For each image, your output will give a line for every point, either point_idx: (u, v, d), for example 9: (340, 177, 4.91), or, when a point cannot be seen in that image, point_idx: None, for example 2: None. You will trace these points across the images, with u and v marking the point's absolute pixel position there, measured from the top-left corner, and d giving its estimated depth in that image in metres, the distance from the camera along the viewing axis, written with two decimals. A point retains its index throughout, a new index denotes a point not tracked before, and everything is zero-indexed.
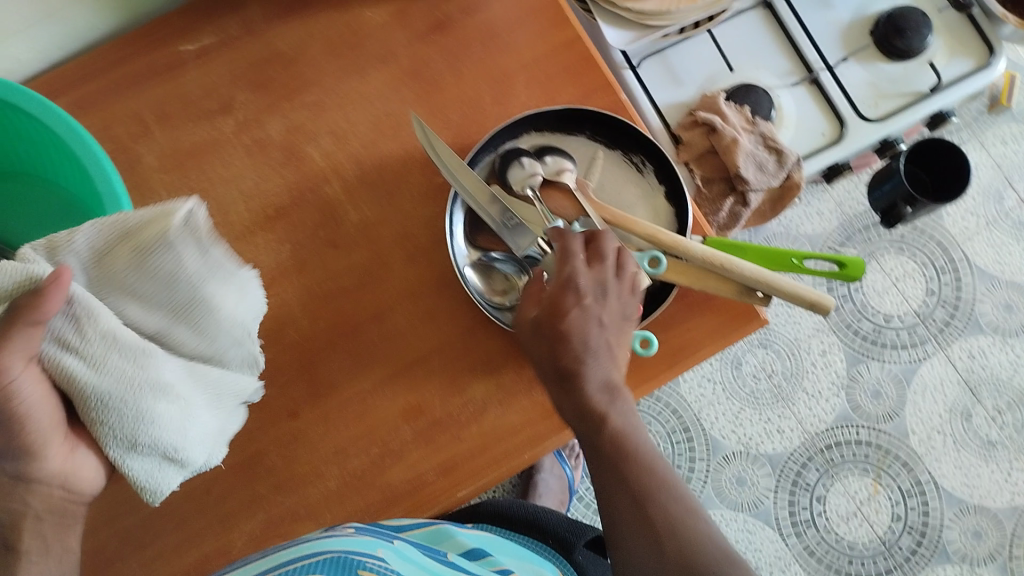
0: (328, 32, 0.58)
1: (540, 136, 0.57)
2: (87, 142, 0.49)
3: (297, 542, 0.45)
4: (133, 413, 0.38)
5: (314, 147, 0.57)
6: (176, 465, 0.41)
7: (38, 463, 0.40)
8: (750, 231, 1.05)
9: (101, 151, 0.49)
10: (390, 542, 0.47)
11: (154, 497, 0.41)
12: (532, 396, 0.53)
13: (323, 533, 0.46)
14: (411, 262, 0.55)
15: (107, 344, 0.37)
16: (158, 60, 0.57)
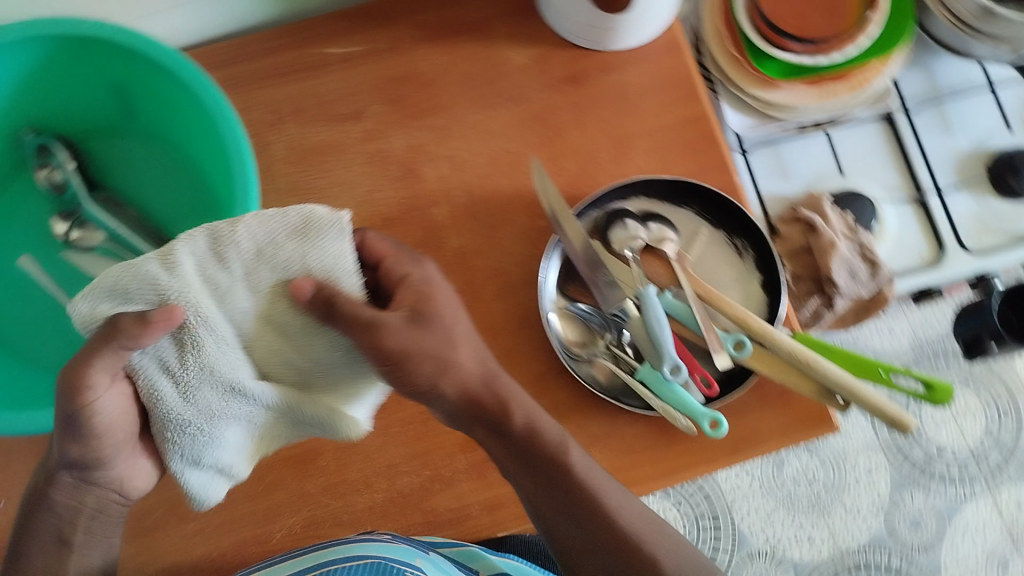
0: (468, 64, 0.60)
1: (648, 201, 0.57)
2: (213, 92, 0.48)
3: (340, 543, 0.50)
4: (204, 437, 0.42)
5: (430, 169, 0.58)
6: (228, 479, 0.45)
7: (109, 467, 0.45)
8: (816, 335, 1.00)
9: (227, 105, 0.49)
10: (425, 553, 0.50)
11: (200, 506, 0.45)
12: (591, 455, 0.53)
13: (365, 535, 0.50)
14: (499, 297, 0.56)
15: (198, 376, 0.41)
16: (304, 58, 0.59)
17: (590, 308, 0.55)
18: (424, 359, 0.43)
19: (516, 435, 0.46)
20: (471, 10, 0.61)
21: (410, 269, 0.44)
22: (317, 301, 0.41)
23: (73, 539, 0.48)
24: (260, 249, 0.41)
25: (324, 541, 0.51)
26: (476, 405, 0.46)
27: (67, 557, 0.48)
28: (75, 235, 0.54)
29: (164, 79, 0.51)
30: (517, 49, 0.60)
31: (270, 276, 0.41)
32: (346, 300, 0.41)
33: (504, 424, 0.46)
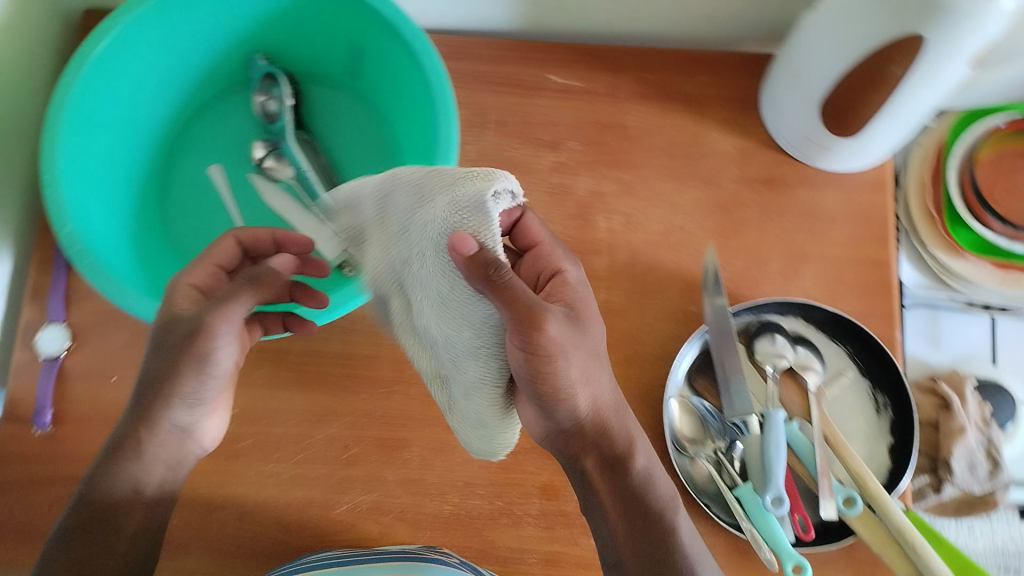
0: (675, 134, 0.60)
1: (804, 326, 0.56)
2: (443, 79, 0.50)
3: (408, 560, 0.49)
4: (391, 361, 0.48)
5: (603, 219, 0.59)
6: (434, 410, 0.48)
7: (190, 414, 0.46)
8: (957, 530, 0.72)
9: (451, 93, 0.50)
10: None
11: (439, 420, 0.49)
12: None
13: (432, 557, 0.49)
14: (625, 362, 0.55)
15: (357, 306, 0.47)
16: (526, 76, 0.61)
17: (711, 409, 0.53)
18: (573, 366, 0.40)
19: (632, 480, 0.44)
20: (694, 84, 0.61)
21: (562, 265, 0.45)
22: (476, 263, 0.36)
23: (146, 488, 0.45)
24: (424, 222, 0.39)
25: (393, 549, 0.51)
26: (602, 439, 0.43)
27: (131, 509, 0.44)
28: (267, 162, 0.57)
29: (402, 54, 0.53)
30: (725, 135, 0.60)
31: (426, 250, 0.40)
32: (504, 273, 0.36)
33: (613, 472, 0.44)
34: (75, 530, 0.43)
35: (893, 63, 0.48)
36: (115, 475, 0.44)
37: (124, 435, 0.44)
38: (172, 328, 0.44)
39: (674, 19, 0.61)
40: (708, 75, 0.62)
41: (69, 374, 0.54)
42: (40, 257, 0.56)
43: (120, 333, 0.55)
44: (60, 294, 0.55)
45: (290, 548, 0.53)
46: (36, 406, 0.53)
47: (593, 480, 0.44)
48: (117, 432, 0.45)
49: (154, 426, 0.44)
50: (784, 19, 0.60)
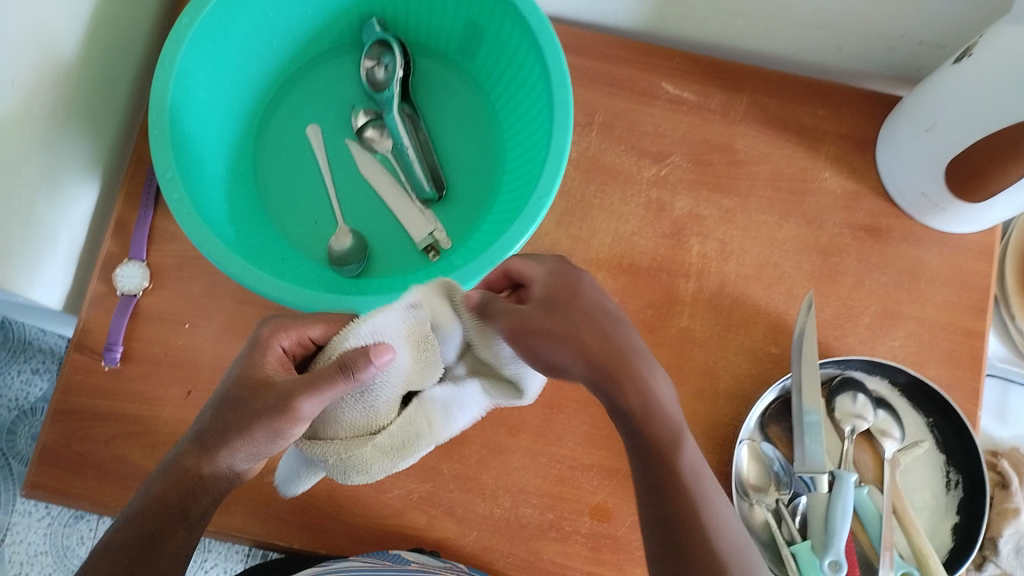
0: (784, 166, 0.58)
1: (887, 389, 0.54)
2: (565, 80, 0.48)
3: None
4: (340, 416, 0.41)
5: (697, 243, 0.57)
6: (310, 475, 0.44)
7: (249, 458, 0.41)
8: None
9: (572, 95, 0.48)
10: None
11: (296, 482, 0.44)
12: None
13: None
14: (696, 395, 0.54)
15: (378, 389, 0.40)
16: (639, 82, 0.59)
17: (782, 459, 0.52)
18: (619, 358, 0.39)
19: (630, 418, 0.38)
20: (811, 116, 0.58)
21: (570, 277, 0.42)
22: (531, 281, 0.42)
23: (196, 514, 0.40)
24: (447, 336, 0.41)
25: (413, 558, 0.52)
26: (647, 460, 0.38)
27: (176, 528, 0.40)
28: (368, 132, 0.56)
29: (523, 43, 0.51)
30: (837, 175, 0.58)
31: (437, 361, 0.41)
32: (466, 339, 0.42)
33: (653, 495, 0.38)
34: (123, 543, 0.39)
35: None
36: (192, 469, 0.40)
37: (189, 448, 0.41)
38: (258, 396, 0.40)
39: (804, 46, 0.57)
40: (828, 109, 0.59)
41: (141, 314, 0.54)
42: (128, 192, 0.56)
43: (196, 280, 0.55)
44: (143, 232, 0.55)
45: (341, 531, 0.52)
46: (107, 341, 0.53)
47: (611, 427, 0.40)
48: (174, 453, 0.41)
49: (241, 449, 0.40)
50: (918, 64, 0.56)
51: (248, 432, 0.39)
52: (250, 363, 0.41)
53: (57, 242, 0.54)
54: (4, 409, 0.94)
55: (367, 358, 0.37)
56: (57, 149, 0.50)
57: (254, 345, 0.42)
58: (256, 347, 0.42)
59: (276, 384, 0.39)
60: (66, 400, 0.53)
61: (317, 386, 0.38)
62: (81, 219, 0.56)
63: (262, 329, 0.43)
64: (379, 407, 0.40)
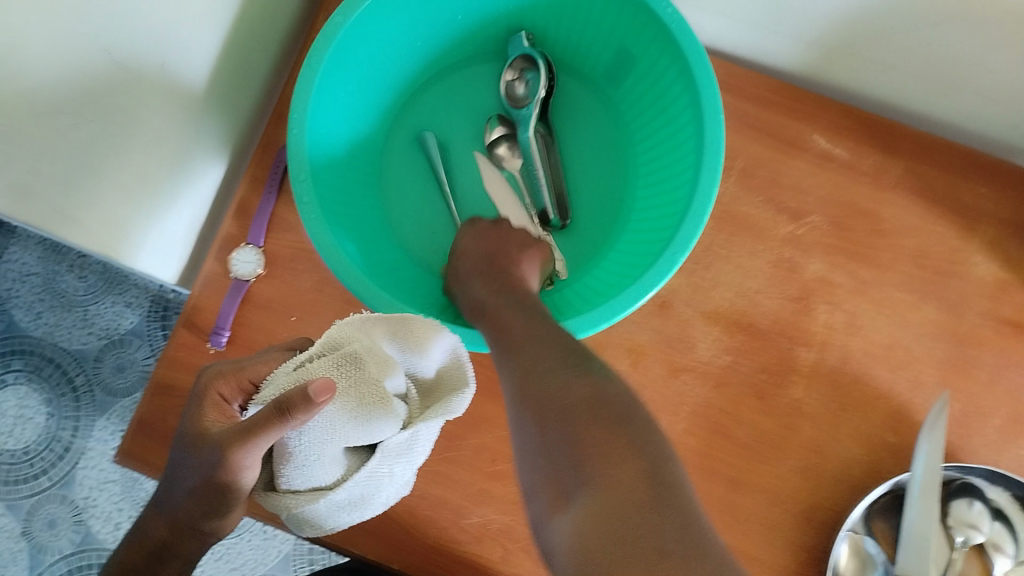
0: (933, 243, 0.54)
1: (1011, 501, 0.49)
2: (719, 127, 0.45)
3: None
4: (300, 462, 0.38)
5: (824, 310, 0.53)
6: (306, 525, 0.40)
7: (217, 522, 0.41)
8: None
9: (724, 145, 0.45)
10: None
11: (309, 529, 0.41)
12: None
13: None
14: (799, 473, 0.51)
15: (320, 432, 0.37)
16: (788, 130, 0.55)
17: (886, 563, 0.48)
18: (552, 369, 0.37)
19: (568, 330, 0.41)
20: (971, 193, 0.54)
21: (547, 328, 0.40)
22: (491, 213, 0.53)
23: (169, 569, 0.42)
24: (387, 361, 0.39)
25: None
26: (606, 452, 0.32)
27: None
28: (500, 149, 0.54)
29: (677, 81, 0.48)
30: (990, 261, 0.53)
31: (381, 399, 0.37)
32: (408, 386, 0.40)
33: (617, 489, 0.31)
34: None
35: None
36: (158, 538, 0.42)
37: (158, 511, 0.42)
38: (196, 453, 0.38)
39: (977, 116, 0.53)
40: (991, 188, 0.54)
41: (251, 301, 0.54)
42: (254, 175, 0.55)
43: (307, 275, 0.54)
44: (263, 219, 0.54)
45: (415, 546, 0.52)
46: (216, 324, 0.53)
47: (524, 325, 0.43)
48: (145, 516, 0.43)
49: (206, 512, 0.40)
50: None
51: (197, 496, 0.39)
52: (192, 414, 0.39)
53: (180, 217, 0.54)
54: (94, 337, 0.97)
55: (305, 398, 0.34)
56: (194, 129, 0.50)
57: (197, 393, 0.40)
58: (195, 399, 0.39)
59: (210, 438, 0.37)
60: (167, 374, 0.53)
61: (251, 435, 0.35)
62: (205, 196, 0.56)
63: (204, 375, 0.40)
64: (325, 459, 0.38)
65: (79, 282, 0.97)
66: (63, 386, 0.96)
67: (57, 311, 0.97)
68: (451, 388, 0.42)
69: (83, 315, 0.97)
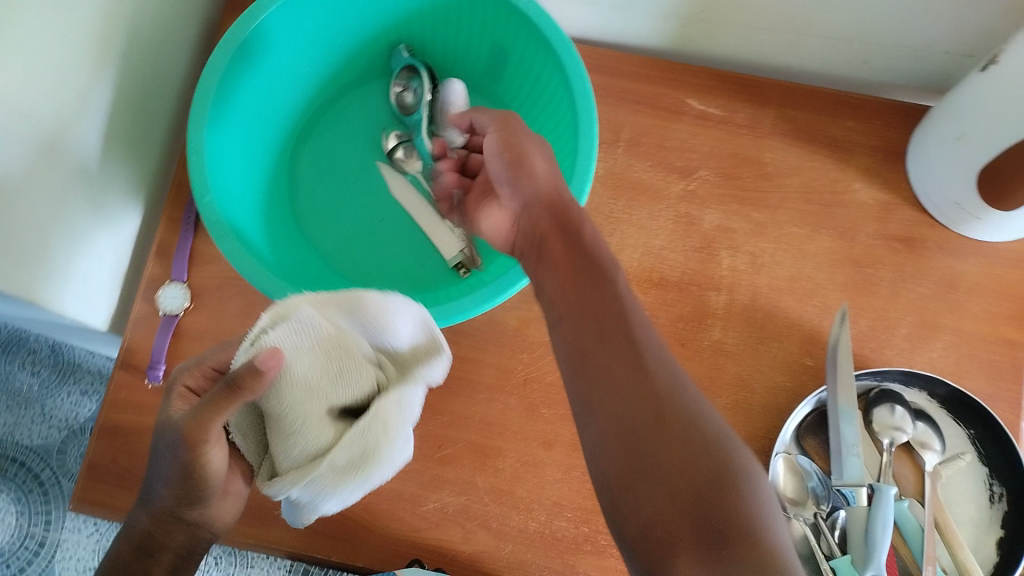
0: (814, 177, 0.58)
1: (927, 400, 0.53)
2: (587, 90, 0.50)
3: None
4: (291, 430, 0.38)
5: (727, 256, 0.57)
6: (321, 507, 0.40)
7: (202, 507, 0.40)
8: None
9: (594, 105, 0.50)
10: None
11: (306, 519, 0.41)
12: None
13: None
14: (730, 408, 0.54)
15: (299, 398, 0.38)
16: (665, 97, 0.60)
17: (820, 474, 0.51)
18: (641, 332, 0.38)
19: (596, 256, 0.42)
20: (839, 128, 0.59)
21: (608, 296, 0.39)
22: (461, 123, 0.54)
23: None
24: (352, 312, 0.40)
25: None
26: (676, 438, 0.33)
27: None
28: (398, 154, 0.58)
29: (548, 65, 0.53)
30: (867, 186, 0.57)
31: (350, 355, 0.39)
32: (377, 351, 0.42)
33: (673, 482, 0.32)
34: None
35: None
36: (139, 535, 0.40)
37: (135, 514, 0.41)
38: (163, 439, 0.38)
39: (831, 59, 0.58)
40: (856, 121, 0.59)
41: (185, 332, 0.56)
42: (172, 215, 0.58)
43: (237, 299, 0.56)
44: (185, 253, 0.57)
45: (378, 539, 0.53)
46: (151, 359, 0.55)
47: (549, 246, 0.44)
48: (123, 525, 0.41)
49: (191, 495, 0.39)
50: (947, 72, 0.56)
51: (172, 483, 0.38)
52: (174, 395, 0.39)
53: (102, 264, 0.56)
54: (55, 430, 0.96)
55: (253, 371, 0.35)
56: (104, 174, 0.53)
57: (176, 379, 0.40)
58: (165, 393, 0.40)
59: (174, 420, 0.37)
60: (113, 416, 0.54)
61: (210, 407, 0.36)
62: (125, 242, 0.59)
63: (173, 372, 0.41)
64: (310, 423, 0.38)
65: (32, 378, 0.96)
66: (30, 482, 0.95)
67: (13, 410, 0.96)
68: (423, 356, 0.43)
69: (42, 409, 0.96)
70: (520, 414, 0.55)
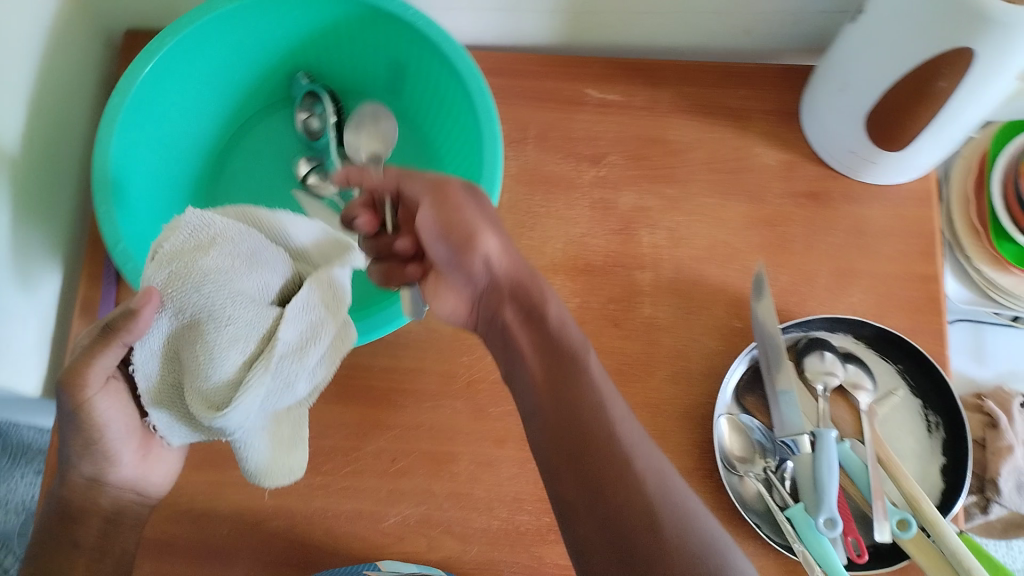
0: (717, 147, 0.60)
1: (853, 343, 0.55)
2: (485, 92, 0.51)
3: None
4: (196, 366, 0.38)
5: (646, 233, 0.58)
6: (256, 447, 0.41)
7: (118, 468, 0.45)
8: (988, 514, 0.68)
9: (493, 104, 0.51)
10: None
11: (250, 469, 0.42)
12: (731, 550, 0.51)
13: None
14: (670, 380, 0.55)
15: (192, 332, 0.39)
16: (565, 91, 0.61)
17: (762, 427, 0.53)
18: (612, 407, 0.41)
19: (549, 325, 0.44)
20: (734, 98, 0.61)
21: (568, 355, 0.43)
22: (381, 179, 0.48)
23: None
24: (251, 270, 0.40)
25: None
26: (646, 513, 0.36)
27: None
28: (312, 179, 0.58)
29: (445, 72, 0.55)
30: (768, 148, 0.60)
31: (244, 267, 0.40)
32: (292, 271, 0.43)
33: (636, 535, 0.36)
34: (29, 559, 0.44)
35: (938, 77, 0.46)
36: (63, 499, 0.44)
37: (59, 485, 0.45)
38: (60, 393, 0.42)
39: (714, 33, 0.60)
40: (749, 89, 0.61)
41: None
42: (90, 272, 0.57)
43: None
44: (110, 308, 0.56)
45: (343, 562, 0.52)
46: None
47: (513, 330, 0.45)
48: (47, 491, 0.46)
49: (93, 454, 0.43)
50: (824, 31, 0.59)
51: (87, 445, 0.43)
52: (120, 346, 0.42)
53: (29, 330, 0.55)
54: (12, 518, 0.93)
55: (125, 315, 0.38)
56: (18, 239, 0.52)
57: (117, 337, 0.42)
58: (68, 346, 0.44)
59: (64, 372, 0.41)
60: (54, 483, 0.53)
61: (87, 355, 0.40)
62: (50, 311, 0.58)
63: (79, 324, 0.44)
64: (216, 355, 0.38)
65: None
66: None
67: None
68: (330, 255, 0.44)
69: None
70: (468, 416, 0.55)
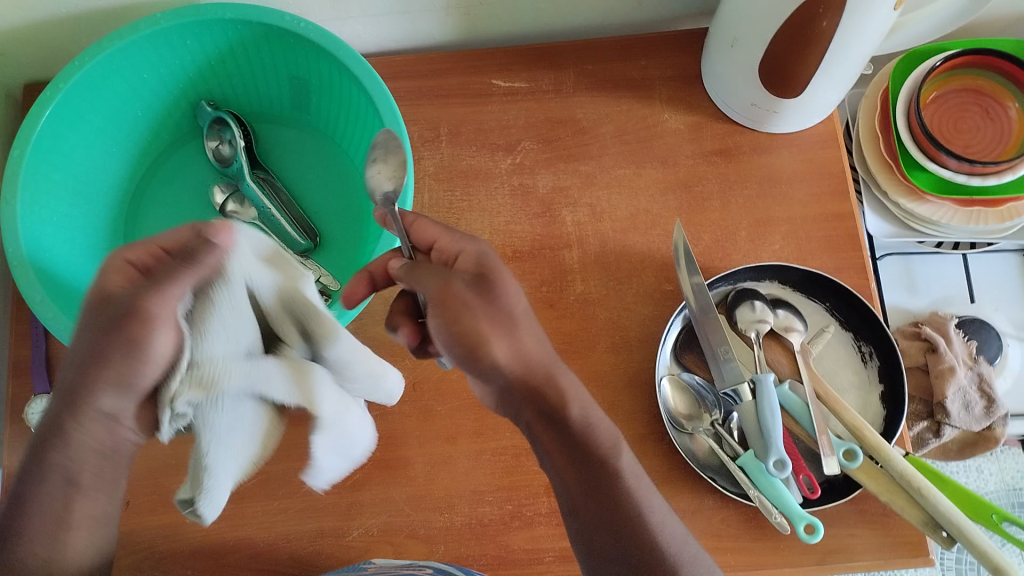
0: (626, 119, 0.61)
1: (781, 288, 0.56)
2: (387, 94, 0.52)
3: None
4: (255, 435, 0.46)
5: (569, 212, 0.59)
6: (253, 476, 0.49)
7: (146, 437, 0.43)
8: (939, 439, 0.70)
9: (396, 104, 0.52)
10: None
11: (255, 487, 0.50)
12: (690, 508, 0.52)
13: None
14: (610, 351, 0.56)
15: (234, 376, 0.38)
16: (470, 85, 0.62)
17: (702, 382, 0.54)
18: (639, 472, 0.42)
19: (571, 428, 0.41)
20: (636, 69, 0.62)
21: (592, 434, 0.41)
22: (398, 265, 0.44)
23: None
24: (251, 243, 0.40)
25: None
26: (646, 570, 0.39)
27: None
28: (230, 207, 0.59)
29: (346, 80, 0.55)
30: (674, 113, 0.61)
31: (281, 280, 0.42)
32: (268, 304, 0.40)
33: None
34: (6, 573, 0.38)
35: (821, 18, 0.46)
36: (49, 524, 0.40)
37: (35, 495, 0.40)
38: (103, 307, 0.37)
39: (608, 8, 0.61)
40: (649, 59, 0.62)
41: None
42: (19, 331, 0.57)
43: None
44: (43, 364, 0.56)
45: None
46: None
47: (537, 433, 0.42)
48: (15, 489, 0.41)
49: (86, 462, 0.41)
50: None
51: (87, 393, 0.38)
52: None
53: None
54: None
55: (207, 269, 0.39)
56: None
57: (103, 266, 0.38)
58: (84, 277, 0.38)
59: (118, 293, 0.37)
60: None
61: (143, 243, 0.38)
62: None
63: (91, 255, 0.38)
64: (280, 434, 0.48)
65: None
66: None
67: None
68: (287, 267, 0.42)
69: None
70: (418, 417, 0.55)
